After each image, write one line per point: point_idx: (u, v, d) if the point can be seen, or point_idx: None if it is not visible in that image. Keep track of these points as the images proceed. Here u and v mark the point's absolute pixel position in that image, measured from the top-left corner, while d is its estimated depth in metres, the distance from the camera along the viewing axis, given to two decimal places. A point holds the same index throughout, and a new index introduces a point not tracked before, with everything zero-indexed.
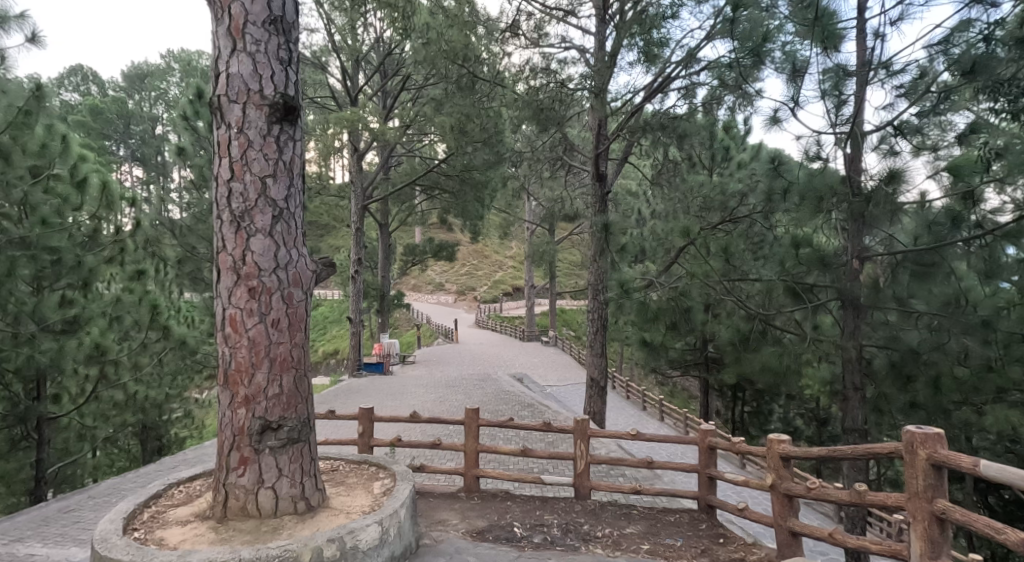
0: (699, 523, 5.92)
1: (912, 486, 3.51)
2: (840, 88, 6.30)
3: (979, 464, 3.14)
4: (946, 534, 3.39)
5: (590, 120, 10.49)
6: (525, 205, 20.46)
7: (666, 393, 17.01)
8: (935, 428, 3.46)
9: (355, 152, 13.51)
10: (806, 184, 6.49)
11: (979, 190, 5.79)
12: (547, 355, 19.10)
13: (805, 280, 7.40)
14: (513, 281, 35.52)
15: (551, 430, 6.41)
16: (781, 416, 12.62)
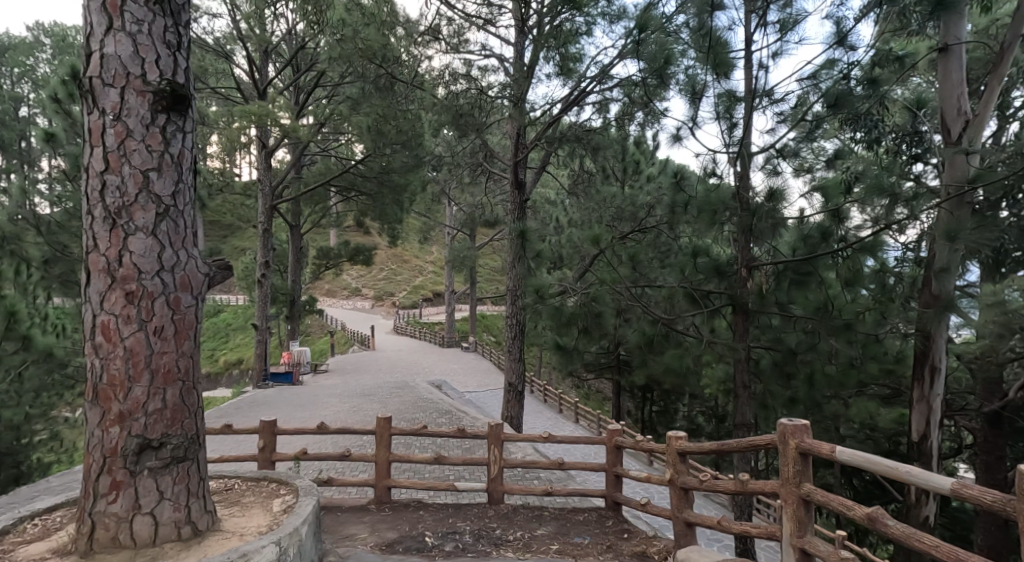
0: (604, 521, 4.95)
1: (783, 472, 3.40)
2: (733, 110, 5.74)
3: (835, 451, 3.05)
4: (813, 513, 3.31)
5: (510, 127, 9.09)
6: (445, 210, 20.08)
7: (582, 395, 17.69)
8: (804, 419, 3.35)
9: (263, 148, 12.52)
10: (702, 199, 5.57)
11: (846, 211, 5.28)
12: (468, 361, 19.07)
13: (699, 285, 6.11)
14: (429, 285, 34.69)
15: (463, 433, 5.10)
16: (685, 414, 13.62)
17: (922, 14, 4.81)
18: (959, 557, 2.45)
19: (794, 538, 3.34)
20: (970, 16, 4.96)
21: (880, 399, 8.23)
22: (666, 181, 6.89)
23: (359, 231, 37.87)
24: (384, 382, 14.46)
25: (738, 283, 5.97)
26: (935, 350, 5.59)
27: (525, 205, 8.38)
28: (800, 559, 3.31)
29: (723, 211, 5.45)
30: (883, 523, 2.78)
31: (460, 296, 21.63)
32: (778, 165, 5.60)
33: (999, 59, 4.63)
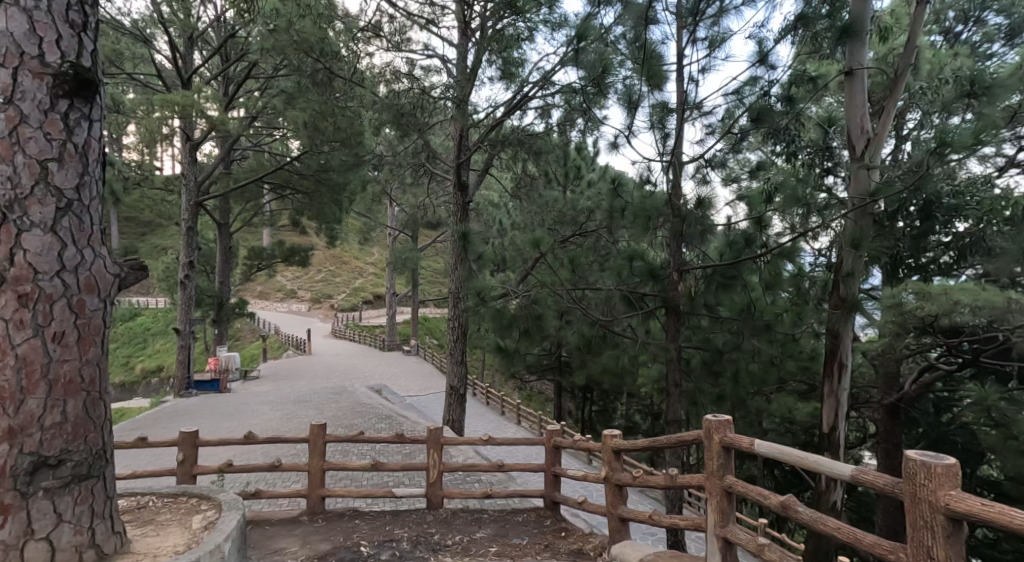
0: (542, 522, 5.05)
1: (708, 465, 3.45)
2: (665, 121, 6.03)
3: (754, 443, 3.16)
4: (736, 504, 3.37)
5: (452, 129, 9.03)
6: (386, 211, 19.85)
7: (524, 396, 17.91)
8: (726, 415, 3.43)
9: (188, 141, 12.00)
10: (638, 204, 5.79)
11: (768, 218, 5.66)
12: (409, 364, 18.93)
13: (636, 289, 6.35)
14: (370, 287, 34.22)
15: (404, 439, 4.98)
16: (623, 413, 14.02)
17: (831, 41, 5.25)
18: (857, 540, 2.54)
19: (717, 529, 3.39)
20: (869, 45, 5.47)
21: (796, 394, 8.77)
22: (604, 184, 6.93)
23: (295, 231, 36.83)
24: (321, 388, 14.14)
25: (670, 286, 6.23)
26: (843, 351, 6.00)
27: (468, 206, 8.37)
28: (722, 549, 3.39)
29: (655, 218, 5.69)
30: (794, 509, 2.87)
31: (401, 298, 21.43)
32: (707, 175, 5.93)
33: (892, 86, 5.14)
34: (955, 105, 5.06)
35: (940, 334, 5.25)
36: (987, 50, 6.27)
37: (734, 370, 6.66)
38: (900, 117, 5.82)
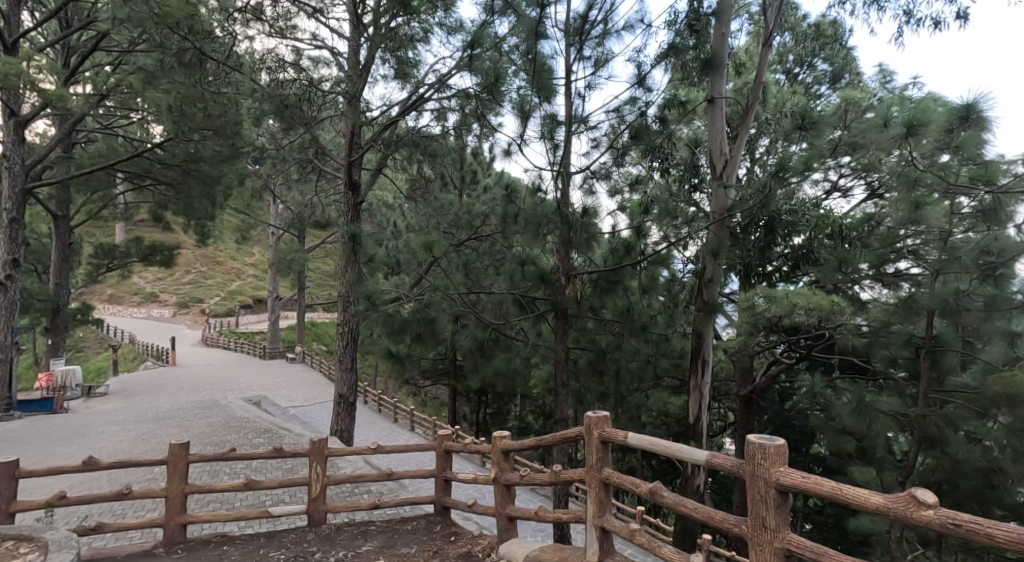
0: (432, 527, 5.03)
1: (588, 460, 3.74)
2: (554, 133, 6.38)
3: (628, 436, 3.47)
4: (612, 494, 3.69)
5: (343, 125, 8.75)
6: (268, 209, 18.92)
7: (419, 402, 17.96)
8: (604, 411, 3.74)
9: (11, 118, 9.99)
10: (530, 211, 5.99)
11: (647, 228, 6.16)
12: (292, 373, 18.18)
13: (527, 293, 6.57)
14: (248, 290, 32.39)
15: (282, 453, 4.72)
16: (517, 415, 14.45)
17: (698, 71, 5.88)
18: (711, 518, 2.90)
19: (596, 519, 3.68)
20: (727, 78, 6.19)
21: (670, 389, 9.49)
22: (497, 191, 7.16)
23: (158, 229, 33.84)
24: (192, 401, 13.11)
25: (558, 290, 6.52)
26: (707, 349, 6.64)
27: (359, 207, 8.13)
28: (599, 536, 3.68)
29: (545, 224, 5.94)
30: (660, 494, 3.22)
31: (282, 302, 20.46)
32: (592, 186, 6.34)
33: (745, 115, 5.87)
34: (791, 136, 5.90)
35: (785, 333, 6.09)
36: (817, 91, 7.30)
37: (615, 370, 7.12)
38: (752, 143, 6.63)
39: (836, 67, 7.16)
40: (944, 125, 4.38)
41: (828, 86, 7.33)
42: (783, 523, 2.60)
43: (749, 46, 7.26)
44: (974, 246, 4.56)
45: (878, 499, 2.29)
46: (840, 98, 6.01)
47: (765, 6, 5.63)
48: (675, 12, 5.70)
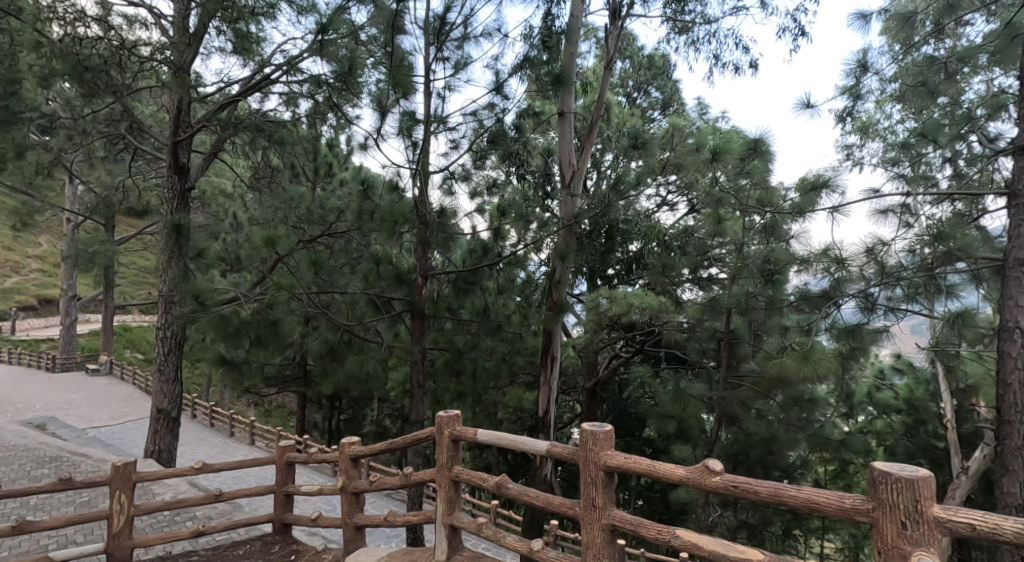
0: (269, 549, 4.58)
1: (438, 460, 3.80)
2: (412, 131, 6.40)
3: (478, 432, 3.59)
4: (461, 492, 3.80)
5: (165, 99, 7.61)
6: (63, 194, 16.10)
7: (261, 411, 16.82)
8: (456, 410, 3.84)
9: None
10: (387, 209, 5.76)
11: (504, 230, 6.36)
12: (95, 391, 15.80)
13: (383, 292, 6.40)
14: (33, 290, 27.63)
15: (70, 485, 3.89)
16: (373, 419, 14.06)
17: (551, 85, 6.14)
18: (550, 505, 3.13)
19: (445, 518, 3.76)
20: (577, 94, 6.57)
21: (525, 385, 9.88)
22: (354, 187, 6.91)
23: None
24: None
25: (416, 289, 6.43)
26: (555, 346, 7.04)
27: (186, 194, 7.07)
28: (448, 534, 3.76)
29: (402, 223, 5.78)
30: (505, 487, 3.43)
31: (83, 304, 17.77)
32: (452, 187, 6.50)
33: (590, 131, 6.35)
34: (627, 153, 6.52)
35: (626, 330, 6.60)
36: (651, 115, 8.13)
37: (471, 369, 7.18)
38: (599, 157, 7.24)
39: (666, 95, 8.03)
40: (740, 153, 5.16)
41: (660, 112, 8.20)
42: (608, 501, 2.90)
43: (597, 68, 7.89)
44: (758, 255, 5.16)
45: (681, 471, 2.63)
46: (668, 124, 6.76)
47: (607, 32, 6.15)
48: (530, 26, 6.04)
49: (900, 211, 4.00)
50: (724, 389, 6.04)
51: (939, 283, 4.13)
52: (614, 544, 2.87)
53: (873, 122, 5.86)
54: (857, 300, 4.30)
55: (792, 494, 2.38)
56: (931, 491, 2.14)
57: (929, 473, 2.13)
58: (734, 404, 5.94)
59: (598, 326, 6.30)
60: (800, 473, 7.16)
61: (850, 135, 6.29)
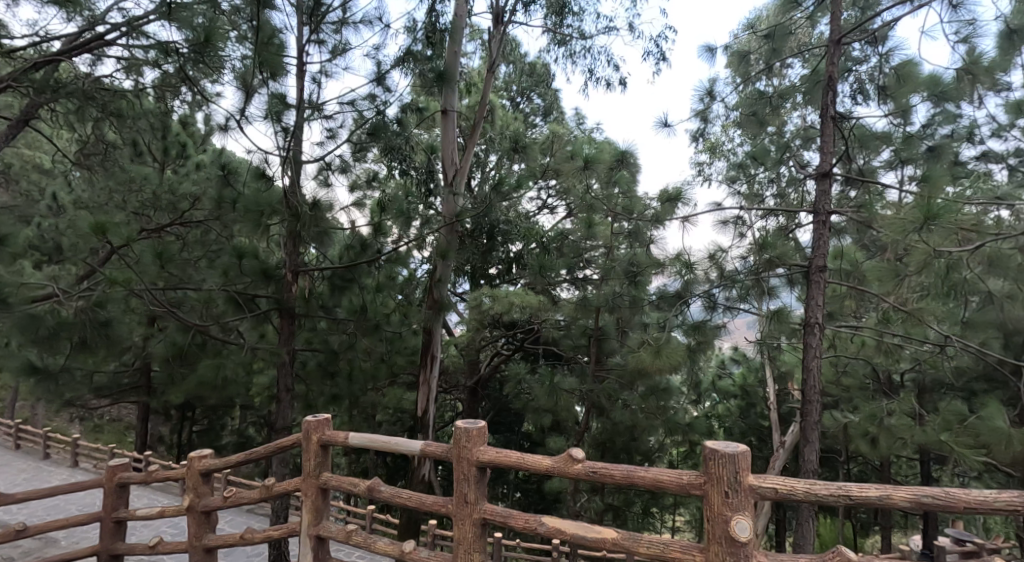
0: None
1: (304, 467, 3.54)
2: (281, 118, 4.77)
3: (351, 437, 3.44)
4: (329, 500, 3.57)
5: None
6: None
7: (87, 428, 14.50)
8: (326, 413, 3.61)
9: None
10: (252, 198, 4.95)
11: (386, 226, 5.94)
12: None
13: (245, 289, 5.53)
14: None
15: None
16: (233, 428, 12.71)
17: (434, 82, 6.15)
18: (424, 502, 3.19)
19: (310, 529, 3.51)
20: (459, 91, 6.72)
21: (405, 385, 9.72)
22: (213, 167, 6.03)
23: None
24: None
25: (284, 286, 5.68)
26: (435, 345, 7.18)
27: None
28: (313, 546, 3.51)
29: (269, 214, 5.02)
30: (378, 490, 3.35)
31: None
32: (328, 177, 5.87)
33: (473, 131, 6.57)
34: (509, 155, 6.73)
35: (504, 327, 6.90)
36: (533, 120, 8.52)
37: (346, 371, 6.57)
38: (482, 157, 7.53)
39: (548, 103, 8.43)
40: (610, 163, 5.39)
41: (541, 118, 8.62)
42: (480, 495, 3.03)
43: (481, 70, 8.12)
44: (624, 259, 5.48)
45: (547, 461, 2.86)
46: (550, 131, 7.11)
47: (491, 35, 6.43)
48: (414, 20, 6.15)
49: (734, 222, 4.60)
50: (591, 381, 6.53)
51: (763, 285, 4.78)
52: (484, 538, 3.00)
53: (720, 144, 6.62)
54: (702, 300, 4.88)
55: (642, 476, 2.67)
56: (748, 464, 2.49)
57: (746, 448, 2.47)
58: (600, 396, 6.48)
59: (479, 325, 6.47)
60: (657, 456, 7.85)
61: (701, 154, 7.04)
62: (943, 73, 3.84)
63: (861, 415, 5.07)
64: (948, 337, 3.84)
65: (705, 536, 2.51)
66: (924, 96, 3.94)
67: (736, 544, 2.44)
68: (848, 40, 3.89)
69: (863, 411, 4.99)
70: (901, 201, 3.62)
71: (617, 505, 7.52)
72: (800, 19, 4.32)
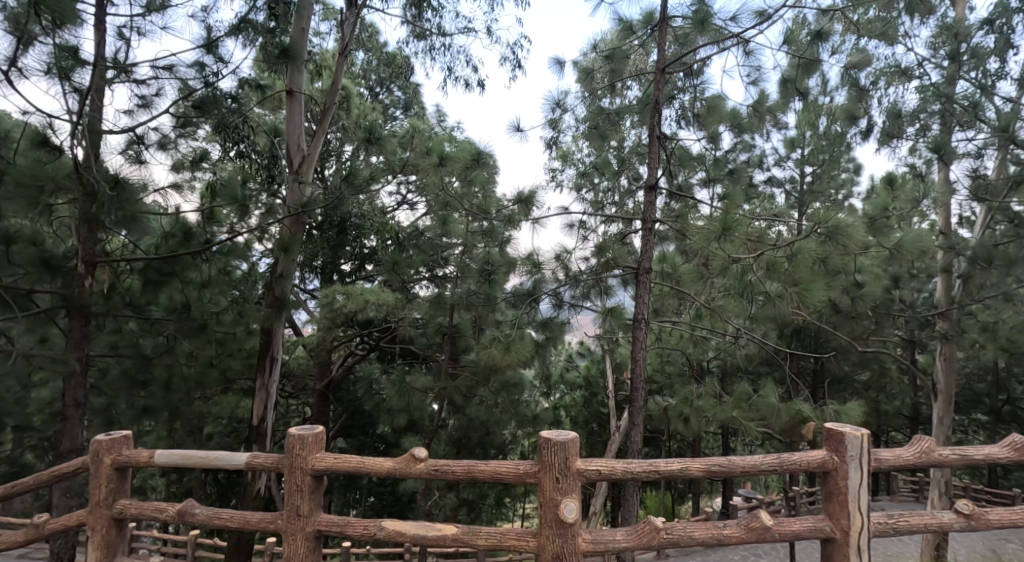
0: None
1: (92, 497, 3.15)
2: (67, 71, 3.65)
3: (155, 455, 3.12)
4: (125, 532, 3.20)
5: None
6: None
7: None
8: (122, 431, 3.25)
9: None
10: (27, 169, 3.72)
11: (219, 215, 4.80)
12: None
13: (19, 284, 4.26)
14: None
15: None
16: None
17: (275, 59, 4.84)
18: (249, 520, 3.01)
19: None
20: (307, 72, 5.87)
21: None
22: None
23: None
24: None
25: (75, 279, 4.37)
26: (274, 346, 5.81)
27: None
28: None
29: (51, 192, 3.78)
30: (191, 512, 3.07)
31: None
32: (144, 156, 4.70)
33: (324, 117, 5.82)
34: (362, 146, 6.51)
35: (358, 325, 6.79)
36: (391, 112, 8.46)
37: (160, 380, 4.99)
38: (337, 146, 7.28)
39: (407, 96, 8.44)
40: (465, 163, 5.38)
41: (402, 110, 8.59)
42: (315, 507, 2.95)
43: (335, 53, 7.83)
44: (480, 258, 5.68)
45: (388, 463, 2.92)
46: (409, 125, 7.04)
47: (343, 18, 5.92)
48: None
49: (579, 226, 5.00)
50: (444, 378, 6.63)
51: (602, 284, 5.28)
52: (319, 549, 2.94)
53: (571, 153, 7.09)
54: (550, 298, 5.27)
55: (482, 470, 2.86)
56: (576, 450, 2.79)
57: (576, 435, 2.77)
58: (452, 393, 6.59)
59: (330, 324, 6.32)
60: (510, 448, 8.19)
61: (553, 160, 7.50)
62: (741, 110, 4.47)
63: (678, 400, 5.91)
64: (740, 330, 4.52)
65: (538, 520, 2.76)
66: (727, 127, 4.58)
67: (564, 525, 2.72)
68: (672, 69, 4.42)
69: (681, 396, 5.66)
70: (709, 215, 4.24)
71: (471, 499, 7.73)
72: (636, 46, 4.82)
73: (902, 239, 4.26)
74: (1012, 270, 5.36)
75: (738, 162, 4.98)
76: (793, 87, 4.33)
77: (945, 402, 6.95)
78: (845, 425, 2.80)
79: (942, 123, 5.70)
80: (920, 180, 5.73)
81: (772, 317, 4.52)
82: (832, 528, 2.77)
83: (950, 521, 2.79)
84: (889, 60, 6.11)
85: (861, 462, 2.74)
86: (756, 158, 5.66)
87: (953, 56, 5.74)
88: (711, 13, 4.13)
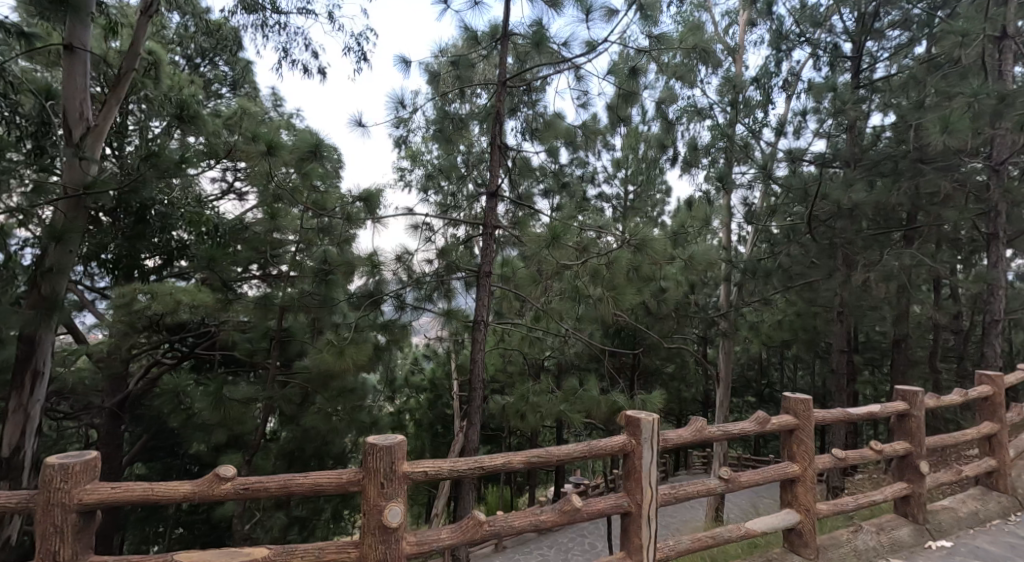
0: None
1: None
2: None
3: None
4: None
5: None
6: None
7: None
8: None
9: None
10: None
11: None
12: None
13: None
14: None
15: None
16: None
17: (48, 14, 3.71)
18: None
19: None
20: (96, 31, 5.04)
21: None
22: None
23: None
24: None
25: None
26: (40, 357, 4.92)
27: None
28: None
29: None
30: None
31: None
32: None
33: (118, 82, 4.97)
34: (173, 124, 5.68)
35: (165, 331, 5.95)
36: (217, 89, 7.65)
37: None
38: (144, 123, 6.32)
39: (236, 73, 7.70)
40: (301, 154, 4.71)
41: (229, 88, 7.82)
42: (81, 549, 2.48)
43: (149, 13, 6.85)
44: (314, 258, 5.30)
45: (186, 487, 2.54)
46: (238, 105, 6.39)
47: None
48: None
49: (423, 228, 4.85)
50: (271, 387, 6.09)
51: (446, 286, 5.20)
52: None
53: (420, 153, 6.92)
54: (393, 301, 5.08)
55: (300, 482, 2.60)
56: (403, 453, 2.64)
57: (403, 438, 2.62)
58: (279, 402, 6.06)
59: (127, 330, 5.50)
60: (350, 456, 7.78)
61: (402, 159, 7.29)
62: (576, 130, 4.67)
63: (513, 400, 6.04)
64: (570, 331, 4.72)
65: (361, 529, 2.58)
66: (562, 143, 4.73)
67: (388, 531, 2.56)
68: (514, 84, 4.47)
69: (517, 394, 5.77)
70: (530, 228, 4.44)
71: (304, 516, 7.23)
72: (482, 56, 4.81)
73: (693, 252, 4.74)
74: (769, 280, 6.27)
75: (573, 177, 5.21)
76: (615, 115, 4.61)
77: (725, 386, 7.86)
78: (640, 410, 2.97)
79: (726, 159, 6.42)
80: (709, 205, 6.39)
81: (598, 319, 4.76)
82: (629, 502, 2.91)
83: (715, 486, 3.11)
84: (688, 101, 6.78)
85: (652, 443, 2.92)
86: (590, 173, 5.96)
87: (734, 104, 6.52)
88: (548, 36, 4.25)
